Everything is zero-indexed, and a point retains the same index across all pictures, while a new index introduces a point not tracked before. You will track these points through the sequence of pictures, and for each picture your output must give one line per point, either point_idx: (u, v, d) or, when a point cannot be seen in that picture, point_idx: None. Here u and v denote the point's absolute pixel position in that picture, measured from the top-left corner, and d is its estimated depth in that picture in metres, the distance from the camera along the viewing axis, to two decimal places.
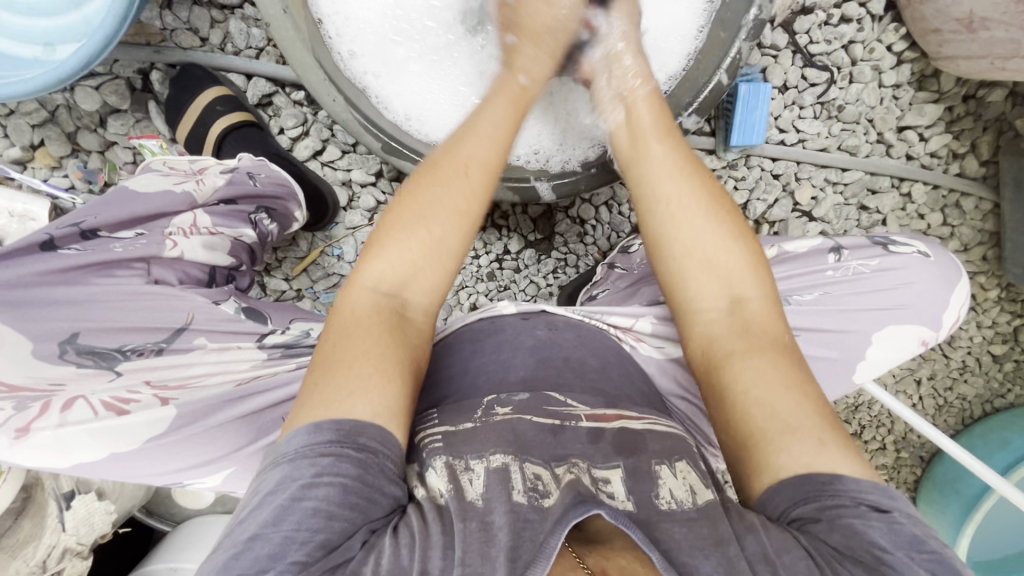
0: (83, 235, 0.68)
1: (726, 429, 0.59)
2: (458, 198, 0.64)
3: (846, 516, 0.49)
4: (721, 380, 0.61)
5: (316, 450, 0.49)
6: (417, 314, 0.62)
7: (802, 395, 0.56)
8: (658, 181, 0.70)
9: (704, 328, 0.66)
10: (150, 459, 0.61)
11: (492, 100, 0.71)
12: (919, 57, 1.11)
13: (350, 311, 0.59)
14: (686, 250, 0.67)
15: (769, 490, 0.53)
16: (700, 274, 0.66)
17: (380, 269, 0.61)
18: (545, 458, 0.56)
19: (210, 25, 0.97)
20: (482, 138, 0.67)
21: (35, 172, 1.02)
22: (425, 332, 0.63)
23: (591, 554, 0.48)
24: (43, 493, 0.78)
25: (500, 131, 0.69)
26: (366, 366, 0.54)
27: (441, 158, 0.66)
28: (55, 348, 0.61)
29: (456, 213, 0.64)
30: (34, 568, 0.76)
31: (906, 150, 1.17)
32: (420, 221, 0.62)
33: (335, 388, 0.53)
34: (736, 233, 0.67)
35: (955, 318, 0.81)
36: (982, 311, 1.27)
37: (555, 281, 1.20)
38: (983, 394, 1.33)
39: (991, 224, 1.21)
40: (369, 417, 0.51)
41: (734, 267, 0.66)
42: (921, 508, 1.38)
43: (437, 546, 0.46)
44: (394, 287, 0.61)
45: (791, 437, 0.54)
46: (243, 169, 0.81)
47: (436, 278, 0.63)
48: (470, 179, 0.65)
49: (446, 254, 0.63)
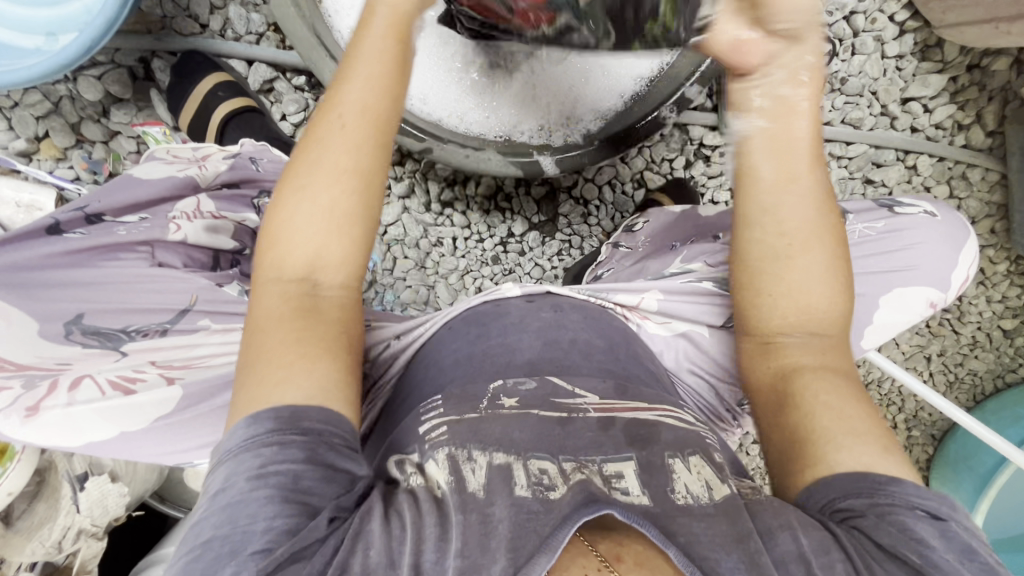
0: (88, 219, 0.68)
1: (782, 430, 0.59)
2: (342, 160, 0.58)
3: (897, 513, 0.49)
4: (793, 394, 0.60)
5: (258, 441, 0.50)
6: (334, 292, 0.59)
7: (873, 418, 0.57)
8: (789, 208, 0.63)
9: (775, 351, 0.64)
10: (157, 438, 0.63)
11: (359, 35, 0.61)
12: (921, 26, 1.09)
13: (262, 305, 0.58)
14: (788, 280, 0.63)
15: (819, 480, 0.54)
16: (786, 306, 0.63)
17: (283, 257, 0.58)
18: (552, 451, 0.56)
19: (209, 12, 0.98)
20: (353, 83, 0.59)
21: (40, 164, 1.03)
22: (348, 306, 0.61)
23: (605, 540, 0.48)
24: (57, 476, 0.80)
25: (373, 71, 0.60)
26: (286, 355, 0.54)
27: (318, 119, 0.60)
28: (61, 329, 0.63)
29: (339, 175, 0.58)
30: (49, 548, 0.78)
31: (910, 122, 1.15)
32: (307, 199, 0.58)
33: (260, 378, 0.53)
34: (840, 269, 0.64)
35: (964, 277, 0.80)
36: (991, 285, 1.26)
37: (561, 263, 1.19)
38: (994, 369, 1.32)
39: (998, 196, 1.19)
40: (303, 402, 0.52)
41: (828, 298, 0.63)
42: (935, 486, 1.37)
43: (430, 539, 0.47)
44: (300, 269, 0.58)
45: (855, 438, 0.54)
46: (245, 154, 0.82)
47: (345, 251, 0.59)
48: (347, 138, 0.58)
49: (346, 224, 0.59)
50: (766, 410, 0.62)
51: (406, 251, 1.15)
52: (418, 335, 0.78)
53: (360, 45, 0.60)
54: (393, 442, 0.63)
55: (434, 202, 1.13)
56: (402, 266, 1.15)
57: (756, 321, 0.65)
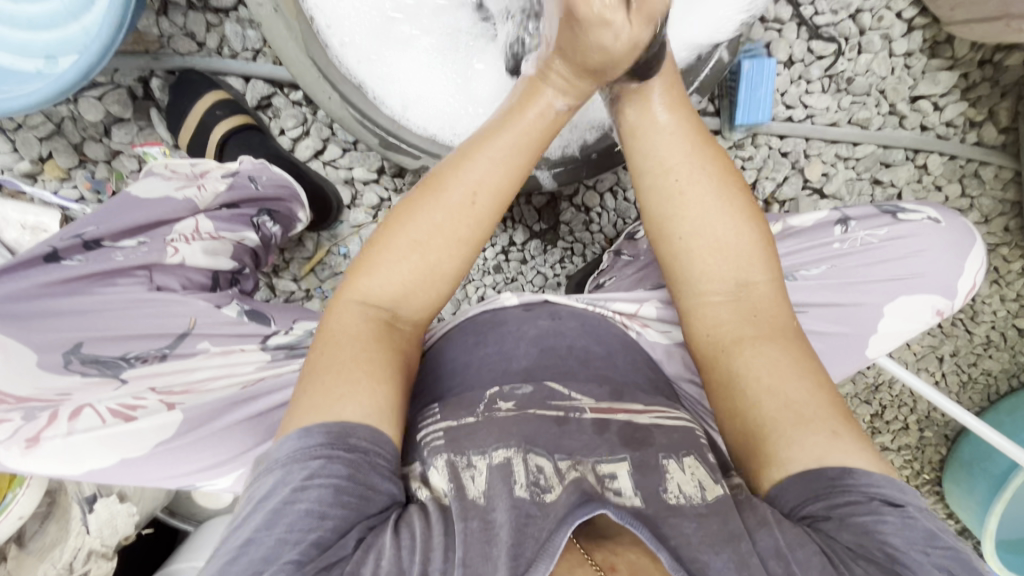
0: (86, 245, 0.69)
1: (736, 419, 0.59)
2: (461, 227, 0.62)
3: (857, 514, 0.50)
4: (732, 367, 0.61)
5: (305, 454, 0.50)
6: (408, 324, 0.63)
7: (814, 383, 0.57)
8: (669, 152, 0.65)
9: (709, 313, 0.65)
10: (159, 463, 0.62)
11: (510, 116, 0.63)
12: (930, 23, 1.08)
13: (338, 320, 0.60)
14: (693, 234, 0.65)
15: (779, 485, 0.53)
16: (707, 258, 0.65)
17: (373, 283, 0.61)
18: (547, 448, 0.56)
19: (206, 29, 0.98)
20: (487, 162, 0.62)
21: (45, 184, 1.04)
22: (414, 340, 0.65)
23: (599, 548, 0.49)
24: (66, 498, 0.80)
25: (509, 151, 0.63)
26: (356, 374, 0.55)
27: (447, 178, 0.62)
28: (60, 358, 0.63)
29: (450, 237, 0.61)
30: (61, 569, 0.80)
31: (920, 121, 1.13)
32: (412, 247, 0.61)
33: (322, 393, 0.54)
34: (743, 207, 0.65)
35: (970, 286, 0.78)
36: (1005, 283, 1.24)
37: (563, 271, 1.19)
38: (1009, 369, 1.29)
39: (1012, 193, 1.17)
40: (359, 419, 0.52)
41: (743, 246, 0.65)
42: (948, 486, 1.36)
43: (439, 548, 0.47)
44: (386, 298, 0.61)
45: (804, 429, 0.54)
46: (243, 173, 0.81)
47: (430, 297, 0.63)
48: (469, 210, 0.62)
49: (439, 276, 0.62)
50: (715, 392, 0.62)
51: None
52: None
53: (508, 121, 0.63)
54: None
55: None
56: None
57: (687, 280, 0.66)
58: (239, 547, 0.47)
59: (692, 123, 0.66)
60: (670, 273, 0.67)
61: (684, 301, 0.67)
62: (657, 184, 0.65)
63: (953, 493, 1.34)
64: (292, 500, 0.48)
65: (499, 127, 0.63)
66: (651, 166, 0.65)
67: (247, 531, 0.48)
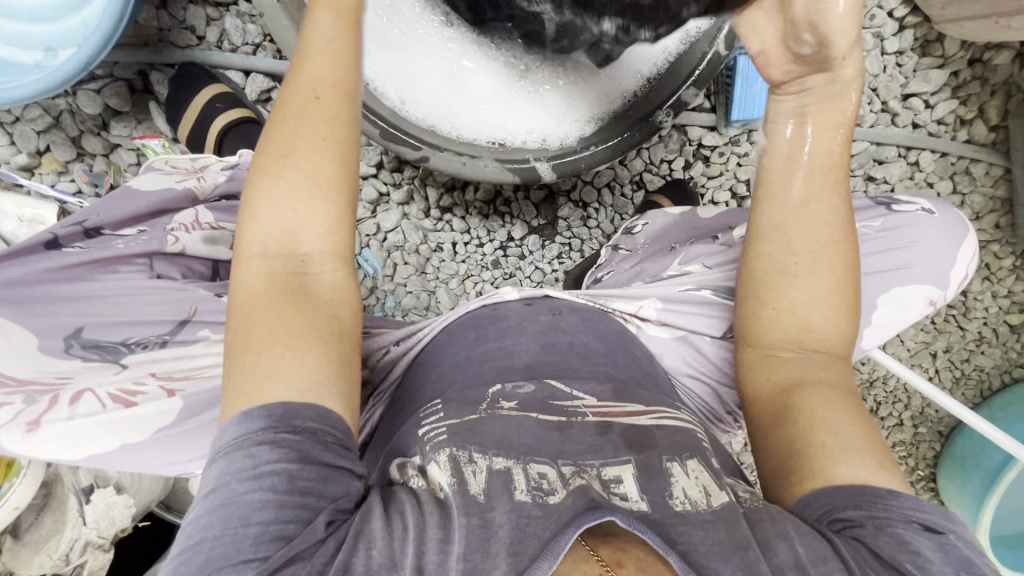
0: (86, 233, 0.70)
1: (786, 440, 0.59)
2: (315, 124, 0.57)
3: (895, 525, 0.50)
4: (795, 402, 0.61)
5: (248, 441, 0.48)
6: (316, 260, 0.57)
7: (869, 431, 0.58)
8: (804, 231, 0.65)
9: (784, 370, 0.64)
10: (161, 450, 0.63)
11: (315, 11, 0.60)
12: (921, 21, 1.09)
13: (244, 287, 0.55)
14: (789, 308, 0.64)
15: (816, 493, 0.54)
16: (795, 327, 0.64)
17: (261, 231, 0.56)
18: (551, 455, 0.56)
19: (206, 23, 0.99)
20: (316, 59, 0.59)
21: (42, 177, 1.04)
22: (335, 276, 0.58)
23: (607, 545, 0.50)
24: (63, 489, 0.80)
25: (328, 42, 0.59)
26: (277, 346, 0.52)
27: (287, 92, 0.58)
28: (61, 343, 0.63)
29: (304, 142, 0.57)
30: (57, 560, 0.80)
31: (912, 118, 1.15)
32: (281, 171, 0.56)
33: (250, 372, 0.51)
34: (848, 300, 0.65)
35: (963, 276, 0.79)
36: (997, 280, 1.25)
37: (561, 267, 1.19)
38: (1000, 365, 1.31)
39: (1002, 190, 1.18)
40: (296, 397, 0.51)
41: (831, 332, 0.64)
42: (943, 482, 1.37)
43: (432, 540, 0.47)
44: (277, 241, 0.56)
45: (851, 454, 0.55)
46: (242, 164, 0.82)
47: (320, 215, 0.57)
48: (313, 109, 0.57)
49: (320, 188, 0.56)
50: (769, 422, 0.62)
51: (406, 257, 1.15)
52: (415, 342, 0.77)
53: (313, 18, 0.60)
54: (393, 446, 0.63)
55: (434, 207, 1.13)
56: (402, 272, 1.15)
57: (756, 332, 0.66)
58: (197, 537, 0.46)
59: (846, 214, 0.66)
60: (744, 327, 0.68)
61: (757, 356, 0.66)
62: (778, 254, 0.65)
63: (948, 489, 1.35)
64: (245, 492, 0.46)
65: (313, 23, 0.60)
66: (778, 237, 0.66)
67: (198, 528, 0.46)
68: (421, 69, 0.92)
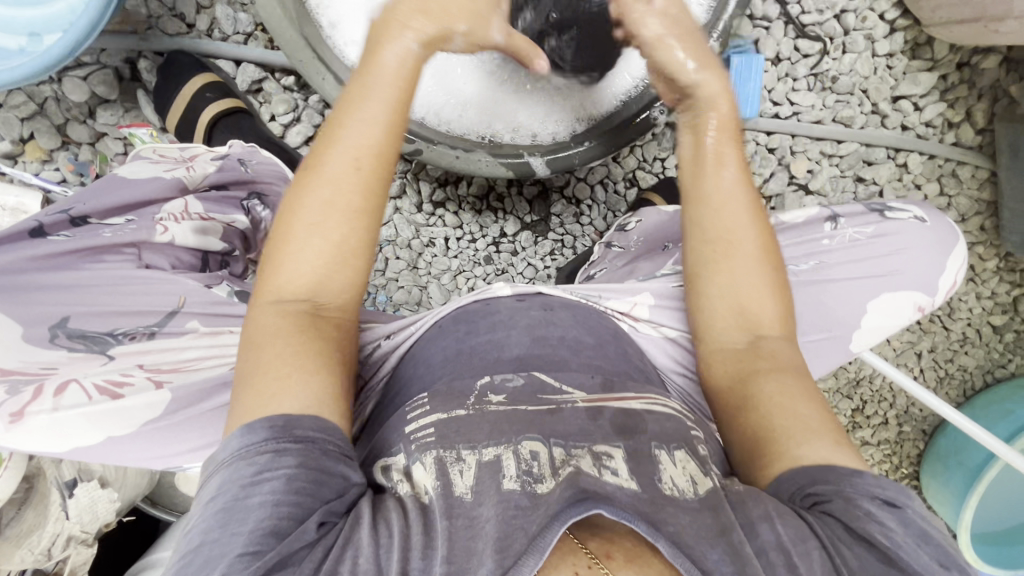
0: (73, 222, 0.68)
1: (747, 430, 0.61)
2: (353, 193, 0.58)
3: (859, 501, 0.52)
4: (747, 395, 0.63)
5: (251, 451, 0.49)
6: (335, 313, 0.59)
7: (819, 411, 0.60)
8: (722, 223, 0.69)
9: (730, 367, 0.67)
10: (148, 442, 0.64)
11: (366, 79, 0.60)
12: (911, 24, 1.10)
13: (259, 326, 0.57)
14: (721, 296, 0.69)
15: (785, 474, 0.56)
16: (731, 316, 0.68)
17: (285, 278, 0.58)
18: (543, 433, 0.57)
19: (196, 11, 0.98)
20: (361, 119, 0.58)
21: (26, 166, 1.02)
22: (348, 328, 0.61)
23: (595, 536, 0.49)
24: (46, 482, 0.79)
25: (375, 114, 0.59)
26: (282, 369, 0.54)
27: (322, 154, 0.59)
28: (46, 332, 0.62)
29: (347, 210, 0.58)
30: (39, 555, 0.77)
31: (901, 121, 1.16)
32: (313, 229, 0.57)
33: (256, 392, 0.52)
34: (772, 281, 0.68)
35: (950, 285, 0.80)
36: (980, 282, 1.27)
37: (553, 264, 1.19)
38: (984, 365, 1.33)
39: (987, 193, 1.20)
40: (299, 410, 0.52)
41: (767, 311, 0.68)
42: (925, 480, 1.39)
43: (417, 547, 0.47)
44: (303, 290, 0.58)
45: (810, 435, 0.57)
46: (233, 156, 0.81)
47: (348, 275, 0.59)
48: (354, 179, 0.58)
49: (348, 254, 0.59)
50: (727, 415, 0.65)
51: (398, 251, 1.15)
52: (406, 336, 0.77)
53: (364, 85, 0.60)
54: (376, 442, 0.62)
55: (426, 202, 1.12)
56: (393, 266, 1.15)
57: (706, 331, 0.70)
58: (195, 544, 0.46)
59: (748, 191, 0.70)
60: (696, 317, 0.71)
61: (707, 356, 0.70)
62: (704, 249, 0.70)
63: (931, 486, 1.37)
64: (245, 496, 0.47)
65: (358, 84, 0.60)
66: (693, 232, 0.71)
67: (197, 535, 0.47)
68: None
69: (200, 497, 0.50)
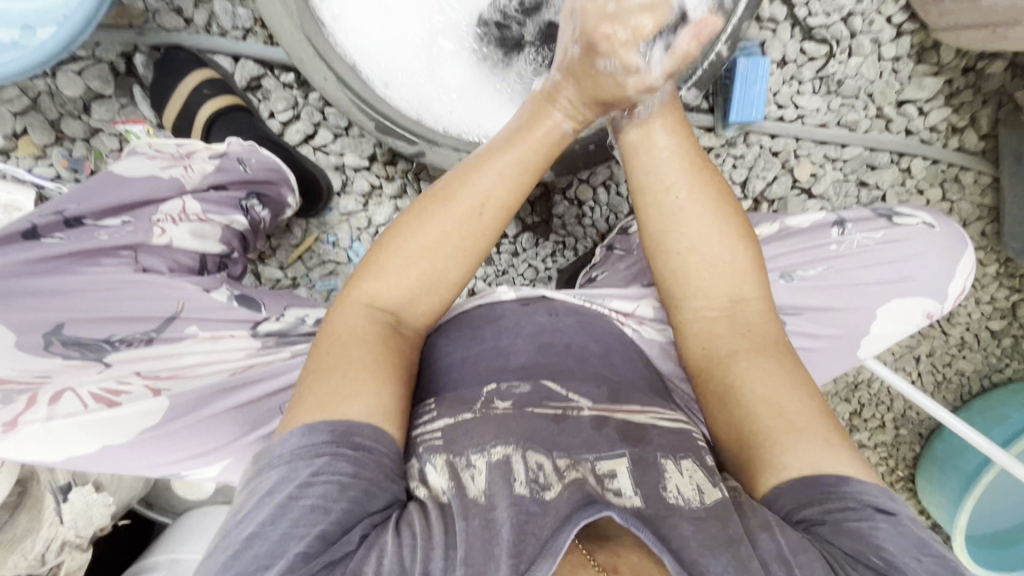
0: (68, 223, 0.67)
1: (733, 428, 0.60)
2: (467, 235, 0.62)
3: (852, 520, 0.51)
4: (728, 379, 0.62)
5: (310, 452, 0.49)
6: (410, 330, 0.63)
7: (808, 402, 0.58)
8: (670, 181, 0.66)
9: (705, 334, 0.66)
10: (144, 452, 0.62)
11: (521, 132, 0.65)
12: (918, 28, 1.10)
13: (342, 323, 0.59)
14: (689, 255, 0.66)
15: (775, 490, 0.54)
16: (703, 274, 0.66)
17: (379, 287, 0.61)
18: (546, 447, 0.55)
19: (195, 6, 0.96)
20: (502, 174, 0.63)
21: (18, 161, 1.00)
22: (416, 345, 0.64)
23: (602, 549, 0.49)
24: (40, 487, 0.78)
25: (516, 166, 0.64)
26: (360, 371, 0.55)
27: (455, 190, 0.63)
28: (40, 340, 0.61)
29: (460, 249, 0.62)
30: (32, 561, 0.75)
31: (905, 125, 1.15)
32: (424, 255, 0.61)
33: (329, 390, 0.53)
34: (736, 225, 0.66)
35: (960, 290, 0.80)
36: (980, 287, 1.27)
37: (554, 265, 1.18)
38: (981, 370, 1.33)
39: (989, 199, 1.20)
40: (364, 417, 0.52)
41: (738, 265, 0.66)
42: (921, 484, 1.39)
43: (439, 547, 0.46)
44: (392, 302, 0.61)
45: (795, 437, 0.55)
46: (232, 155, 0.80)
47: (433, 303, 0.63)
48: (477, 224, 0.63)
49: (444, 287, 0.63)
50: (711, 402, 0.63)
51: None
52: None
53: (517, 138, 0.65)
54: None
55: None
56: None
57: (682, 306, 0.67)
58: (243, 540, 0.47)
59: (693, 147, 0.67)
60: (666, 286, 0.68)
61: (683, 330, 0.68)
62: (659, 215, 0.66)
63: (926, 490, 1.37)
64: (298, 497, 0.47)
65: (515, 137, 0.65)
66: (653, 191, 0.66)
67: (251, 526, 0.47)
68: (403, 37, 0.90)
69: (254, 488, 0.50)
